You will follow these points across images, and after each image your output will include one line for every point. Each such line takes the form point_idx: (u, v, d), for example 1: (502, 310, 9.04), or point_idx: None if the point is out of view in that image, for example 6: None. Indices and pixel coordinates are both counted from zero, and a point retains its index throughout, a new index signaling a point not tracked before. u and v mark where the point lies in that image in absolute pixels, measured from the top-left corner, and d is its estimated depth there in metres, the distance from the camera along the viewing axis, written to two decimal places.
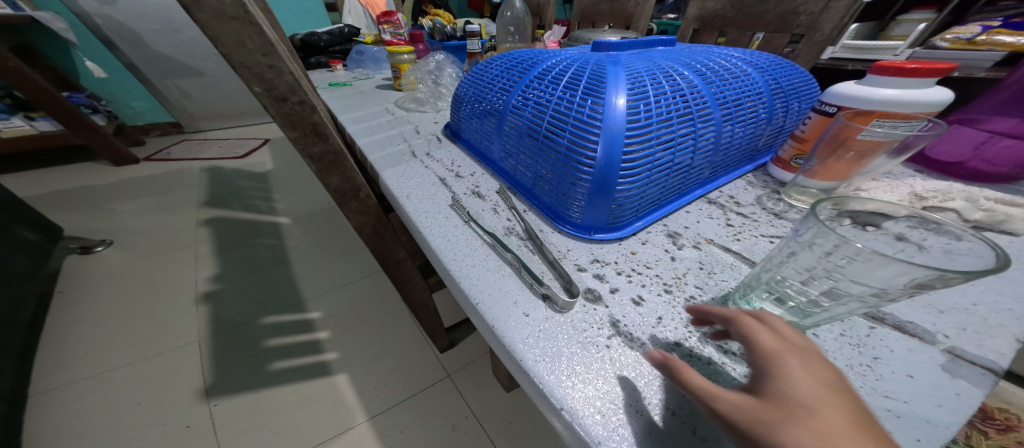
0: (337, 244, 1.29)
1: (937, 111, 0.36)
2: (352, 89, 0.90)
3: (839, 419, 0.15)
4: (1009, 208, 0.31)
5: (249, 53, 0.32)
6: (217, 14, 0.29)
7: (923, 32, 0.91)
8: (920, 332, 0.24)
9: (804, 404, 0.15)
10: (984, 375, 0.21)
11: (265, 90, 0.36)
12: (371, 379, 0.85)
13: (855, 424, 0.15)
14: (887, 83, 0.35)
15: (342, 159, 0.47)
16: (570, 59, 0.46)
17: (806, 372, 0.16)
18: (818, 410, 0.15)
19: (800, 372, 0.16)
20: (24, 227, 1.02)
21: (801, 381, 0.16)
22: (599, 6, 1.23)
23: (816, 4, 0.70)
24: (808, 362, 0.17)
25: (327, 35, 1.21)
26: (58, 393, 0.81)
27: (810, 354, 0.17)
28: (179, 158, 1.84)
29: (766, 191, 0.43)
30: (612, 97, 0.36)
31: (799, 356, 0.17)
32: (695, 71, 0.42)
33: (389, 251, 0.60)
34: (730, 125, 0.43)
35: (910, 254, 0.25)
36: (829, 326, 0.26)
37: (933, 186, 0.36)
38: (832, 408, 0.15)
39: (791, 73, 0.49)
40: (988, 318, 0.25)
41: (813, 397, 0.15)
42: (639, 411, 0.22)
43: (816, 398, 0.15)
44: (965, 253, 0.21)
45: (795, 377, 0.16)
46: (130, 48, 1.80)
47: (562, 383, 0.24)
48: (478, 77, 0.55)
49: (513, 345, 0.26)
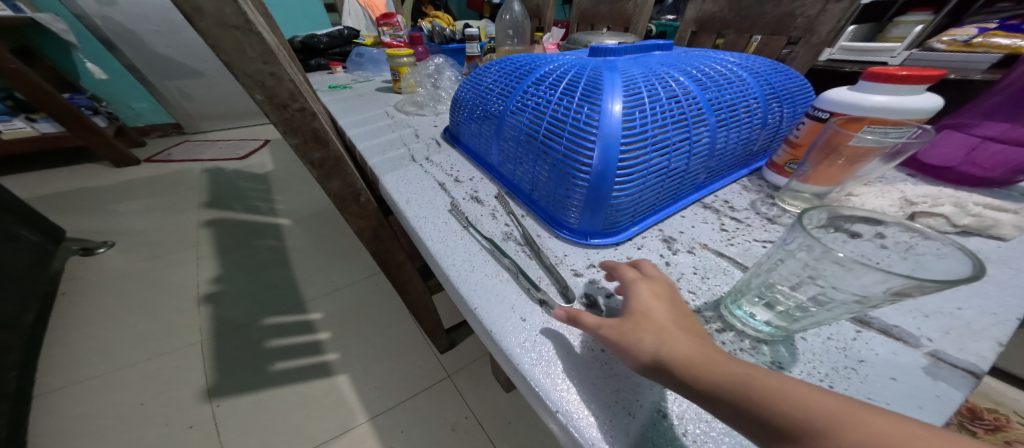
0: (337, 245, 1.30)
1: (928, 118, 0.36)
2: (352, 92, 0.90)
3: (662, 316, 0.22)
4: (997, 214, 0.32)
5: (250, 61, 0.33)
6: (219, 23, 0.29)
7: (920, 34, 0.91)
8: (905, 335, 0.25)
9: (644, 312, 0.23)
10: (963, 377, 0.22)
11: (267, 97, 0.36)
12: (371, 380, 0.86)
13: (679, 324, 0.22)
14: (879, 89, 0.35)
15: (343, 164, 0.47)
16: (568, 65, 0.46)
17: (647, 292, 0.24)
18: (649, 311, 0.22)
19: (643, 292, 0.24)
20: (27, 229, 1.03)
21: (642, 296, 0.24)
22: (597, 8, 1.23)
23: (813, 7, 0.71)
24: (650, 286, 0.25)
25: (326, 37, 1.21)
26: (62, 393, 0.82)
27: (655, 283, 0.25)
28: (179, 159, 1.84)
29: (760, 196, 0.43)
30: (608, 103, 0.37)
31: (647, 284, 0.25)
32: (691, 77, 0.43)
33: (389, 254, 0.61)
34: (725, 131, 0.43)
35: (892, 260, 0.26)
36: (817, 330, 0.26)
37: (923, 192, 0.37)
38: (659, 310, 0.23)
39: (786, 78, 0.49)
40: (972, 322, 0.26)
41: (647, 304, 0.23)
42: (632, 413, 0.23)
43: (649, 305, 0.23)
44: (947, 261, 0.21)
45: (640, 294, 0.24)
46: (130, 49, 1.80)
47: (558, 386, 0.25)
48: (477, 82, 0.55)
49: (510, 350, 0.27)
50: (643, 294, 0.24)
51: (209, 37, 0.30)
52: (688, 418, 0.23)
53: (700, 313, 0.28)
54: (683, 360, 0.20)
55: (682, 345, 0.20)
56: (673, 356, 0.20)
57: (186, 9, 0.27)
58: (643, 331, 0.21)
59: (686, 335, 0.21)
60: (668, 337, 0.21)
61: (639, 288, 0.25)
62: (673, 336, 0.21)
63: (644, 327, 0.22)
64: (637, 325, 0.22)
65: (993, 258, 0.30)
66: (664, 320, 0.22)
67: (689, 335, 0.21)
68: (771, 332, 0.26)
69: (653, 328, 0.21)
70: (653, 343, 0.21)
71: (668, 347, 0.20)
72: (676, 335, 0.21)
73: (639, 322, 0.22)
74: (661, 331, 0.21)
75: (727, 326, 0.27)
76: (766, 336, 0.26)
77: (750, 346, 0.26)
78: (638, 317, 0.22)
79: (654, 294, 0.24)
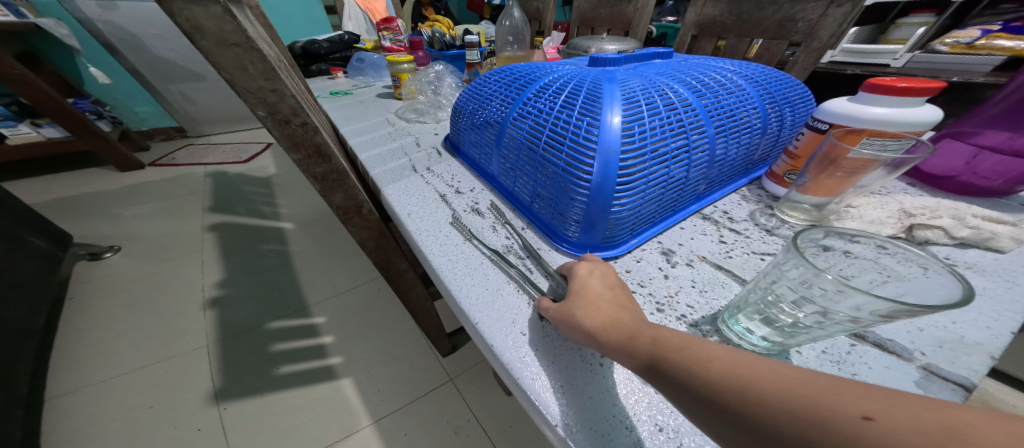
0: (340, 248, 1.31)
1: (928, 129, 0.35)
2: (354, 98, 0.91)
3: (591, 292, 0.27)
4: (996, 226, 0.32)
5: (252, 78, 0.33)
6: (220, 41, 0.29)
7: (922, 35, 0.93)
8: (899, 349, 0.25)
9: (578, 290, 0.28)
10: (953, 391, 0.22)
11: (269, 113, 0.37)
12: (375, 383, 0.87)
13: (606, 295, 0.27)
14: (879, 101, 0.35)
15: (345, 177, 0.48)
16: (568, 75, 0.46)
17: (584, 275, 0.29)
18: (580, 288, 0.28)
19: (580, 276, 0.29)
20: (34, 235, 1.04)
21: (578, 280, 0.29)
22: (598, 11, 1.23)
23: (813, 12, 0.71)
24: (589, 270, 0.30)
25: (327, 43, 1.22)
26: (72, 397, 0.83)
27: (594, 267, 0.30)
28: (183, 163, 1.86)
29: (759, 206, 0.44)
30: (607, 115, 0.37)
31: (587, 269, 0.30)
32: (689, 87, 0.43)
33: (391, 262, 0.62)
34: (725, 140, 0.43)
35: (879, 284, 0.26)
36: (812, 343, 0.27)
37: (921, 203, 0.36)
38: (590, 284, 0.28)
39: (785, 85, 0.49)
40: (965, 336, 0.26)
41: (579, 281, 0.29)
42: (629, 427, 0.24)
43: (583, 284, 0.28)
44: (932, 284, 0.22)
45: (579, 274, 0.30)
46: (133, 53, 1.81)
47: (557, 399, 0.25)
48: (477, 91, 0.56)
49: (510, 364, 0.27)
50: (582, 277, 0.29)
51: (211, 56, 0.30)
52: (683, 432, 0.24)
53: (697, 327, 0.29)
54: (600, 324, 0.24)
55: (599, 312, 0.25)
56: (594, 321, 0.25)
57: (189, 29, 0.28)
58: (577, 306, 0.26)
59: (608, 304, 0.26)
60: (591, 308, 0.26)
61: (580, 273, 0.30)
62: (595, 306, 0.26)
63: (574, 302, 0.27)
64: (572, 301, 0.27)
65: (988, 271, 0.30)
66: (590, 295, 0.27)
67: (610, 303, 0.26)
68: (768, 346, 0.26)
69: (582, 302, 0.26)
70: (581, 314, 0.26)
71: (591, 315, 0.25)
72: (597, 304, 0.26)
73: (572, 299, 0.27)
74: (587, 304, 0.26)
75: (724, 340, 0.28)
76: (762, 351, 0.26)
77: None
78: (573, 296, 0.28)
79: (589, 276, 0.29)
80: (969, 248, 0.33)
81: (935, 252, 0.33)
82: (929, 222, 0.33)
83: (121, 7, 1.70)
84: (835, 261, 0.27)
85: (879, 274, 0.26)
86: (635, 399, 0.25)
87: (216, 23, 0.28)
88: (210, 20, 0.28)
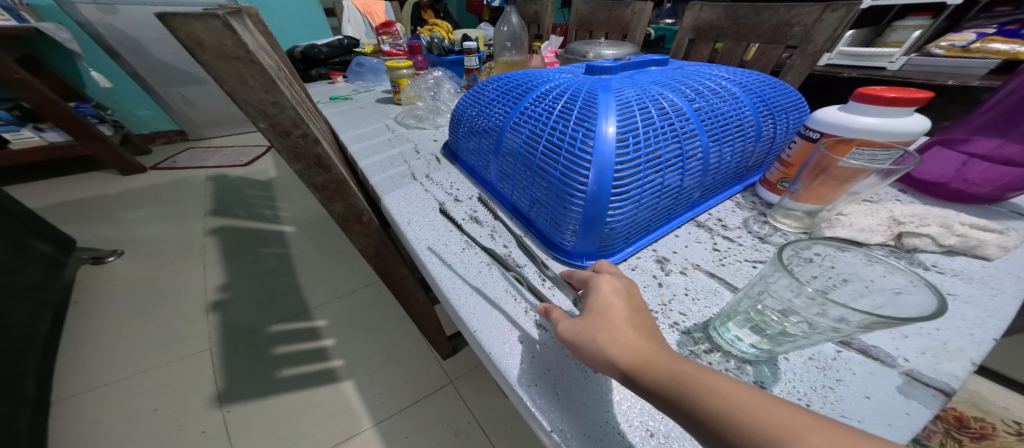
0: (341, 251, 1.32)
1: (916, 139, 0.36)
2: (353, 104, 0.91)
3: (617, 314, 0.24)
4: (982, 234, 0.33)
5: (252, 90, 0.34)
6: (219, 55, 0.30)
7: (918, 39, 0.93)
8: (883, 355, 0.26)
9: (601, 312, 0.25)
10: (934, 395, 0.23)
11: (270, 125, 0.38)
12: (376, 386, 0.88)
13: (633, 319, 0.24)
14: (869, 110, 0.35)
15: (345, 187, 0.48)
16: (565, 84, 0.47)
17: (607, 291, 0.26)
18: (604, 312, 0.25)
19: (605, 290, 0.27)
20: (38, 239, 1.05)
21: (596, 298, 0.26)
22: (596, 15, 1.24)
23: (809, 16, 0.72)
24: (611, 284, 0.27)
25: (327, 47, 1.22)
26: (78, 400, 0.84)
27: (616, 280, 0.28)
28: (184, 166, 1.87)
29: (752, 213, 0.44)
30: (603, 125, 0.38)
31: (610, 282, 0.27)
32: (684, 95, 0.44)
33: (391, 268, 0.63)
34: (719, 148, 0.44)
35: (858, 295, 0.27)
36: (799, 350, 0.28)
37: (911, 211, 0.36)
38: (616, 308, 0.25)
39: (779, 93, 0.50)
40: (948, 342, 0.26)
41: (603, 301, 0.26)
42: (621, 433, 0.24)
43: (606, 301, 0.26)
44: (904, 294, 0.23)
45: (602, 290, 0.27)
46: (133, 56, 1.82)
47: (552, 407, 0.26)
48: (476, 99, 0.56)
49: (507, 371, 0.28)
50: (604, 294, 0.26)
51: (212, 69, 0.31)
52: (673, 437, 0.24)
53: (689, 334, 0.30)
54: (632, 357, 0.22)
55: (632, 342, 0.22)
56: (622, 352, 0.22)
57: (188, 43, 0.28)
58: (597, 329, 0.24)
59: (637, 331, 0.23)
60: (618, 336, 0.23)
61: (603, 287, 0.27)
62: (626, 335, 0.23)
63: (596, 326, 0.24)
64: (592, 323, 0.24)
65: (975, 278, 0.31)
66: (618, 318, 0.24)
67: (638, 331, 0.23)
68: (757, 353, 0.27)
69: (606, 326, 0.24)
70: (607, 342, 0.23)
71: (619, 345, 0.23)
72: (627, 331, 0.23)
73: (593, 320, 0.25)
74: (615, 331, 0.23)
75: (714, 347, 0.28)
76: (751, 357, 0.27)
77: (735, 366, 0.27)
78: (593, 315, 0.25)
79: (614, 292, 0.26)
80: (956, 255, 0.33)
81: (923, 260, 0.33)
82: (918, 230, 0.34)
83: (121, 10, 1.70)
84: (819, 266, 0.28)
85: (860, 285, 0.27)
86: (628, 405, 0.26)
87: (215, 37, 0.29)
88: (210, 35, 0.29)
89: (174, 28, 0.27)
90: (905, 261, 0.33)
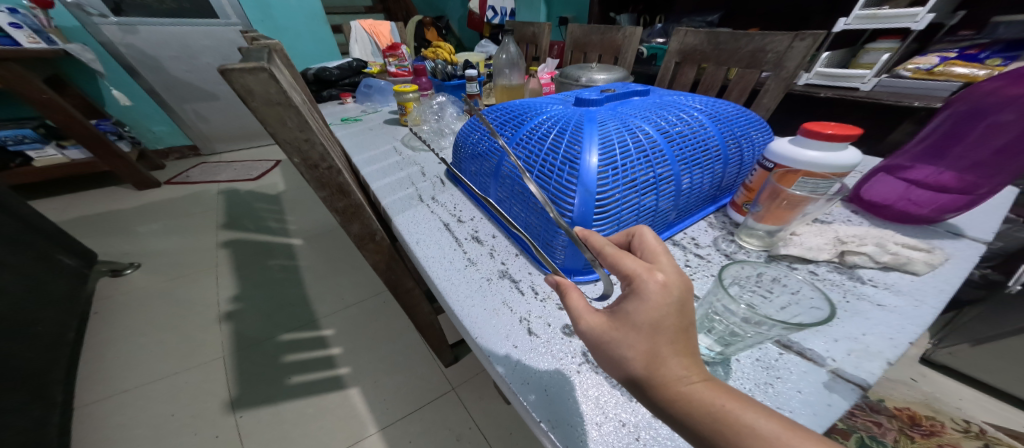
0: (347, 262, 1.38)
1: (843, 173, 0.41)
2: (363, 125, 0.98)
3: (655, 332, 0.24)
4: (911, 252, 0.38)
5: (289, 130, 0.40)
6: (266, 101, 0.36)
7: (886, 61, 0.98)
8: (815, 356, 0.31)
9: (638, 329, 0.24)
10: (853, 390, 0.28)
11: (302, 159, 0.44)
12: (381, 392, 0.92)
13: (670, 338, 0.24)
14: (812, 144, 0.40)
15: (362, 210, 0.54)
16: (556, 117, 0.53)
17: (657, 307, 0.24)
18: (642, 330, 0.24)
19: (653, 303, 0.24)
20: (63, 253, 1.11)
21: (640, 314, 0.24)
22: (589, 37, 1.33)
23: (781, 43, 0.79)
24: (663, 293, 0.24)
25: (338, 70, 1.32)
26: (100, 406, 0.89)
27: (669, 287, 0.24)
28: (197, 181, 1.95)
29: (722, 232, 0.50)
30: (587, 158, 0.44)
31: (661, 288, 0.24)
32: (660, 128, 0.49)
33: (400, 281, 0.68)
34: (690, 175, 0.50)
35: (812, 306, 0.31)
36: (749, 353, 0.33)
37: (853, 233, 0.42)
38: (657, 328, 0.24)
39: (746, 123, 0.56)
40: (870, 345, 0.31)
41: (647, 318, 0.24)
42: (598, 422, 0.29)
43: (649, 315, 0.24)
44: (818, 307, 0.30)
45: (649, 307, 0.24)
46: (151, 74, 1.91)
47: (541, 401, 0.31)
48: (478, 127, 0.62)
49: (504, 370, 0.33)
50: (651, 308, 0.24)
51: (259, 113, 0.37)
52: (642, 426, 0.29)
53: None
54: (656, 378, 0.23)
55: (664, 369, 0.23)
56: (647, 371, 0.24)
57: (242, 92, 0.34)
58: (625, 345, 0.24)
59: (676, 357, 0.23)
60: (649, 355, 0.24)
61: (652, 298, 0.24)
62: (664, 360, 0.23)
63: (626, 341, 0.24)
64: (622, 337, 0.24)
65: (902, 290, 0.36)
66: (657, 338, 0.24)
67: (676, 353, 0.24)
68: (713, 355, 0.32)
69: (636, 342, 0.24)
70: (635, 360, 0.24)
71: (645, 365, 0.24)
72: (663, 356, 0.23)
73: (627, 334, 0.24)
74: (649, 354, 0.24)
75: None
76: (708, 358, 0.32)
77: None
78: (629, 329, 0.24)
79: (665, 308, 0.24)
80: (890, 270, 0.39)
81: (860, 275, 0.39)
82: (857, 249, 0.39)
83: (141, 30, 1.80)
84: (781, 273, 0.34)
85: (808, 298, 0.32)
86: (605, 400, 0.31)
87: (263, 87, 0.35)
88: (258, 85, 0.34)
89: (232, 82, 0.33)
90: (845, 276, 0.39)
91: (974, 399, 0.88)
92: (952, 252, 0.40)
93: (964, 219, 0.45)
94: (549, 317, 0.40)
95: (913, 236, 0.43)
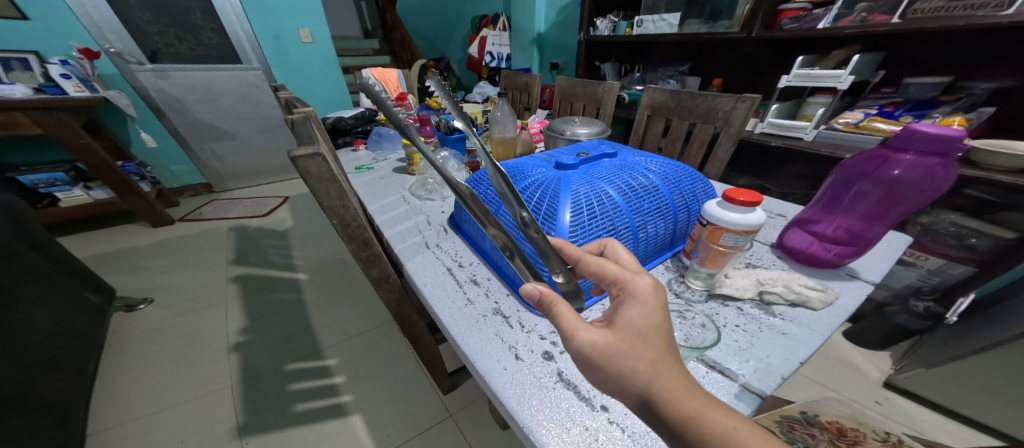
0: (351, 294, 1.47)
1: (753, 229, 0.50)
2: (374, 174, 1.11)
3: (657, 338, 0.34)
4: (811, 291, 0.50)
5: (332, 199, 0.52)
6: (319, 178, 0.48)
7: (823, 114, 1.13)
8: (733, 373, 0.41)
9: (645, 336, 0.34)
10: (755, 397, 0.38)
11: (339, 220, 0.55)
12: (382, 419, 0.98)
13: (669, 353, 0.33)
14: (731, 207, 0.51)
15: (380, 258, 0.65)
16: (540, 181, 0.64)
17: (655, 311, 0.35)
18: (647, 337, 0.34)
19: (649, 303, 0.36)
20: (88, 289, 1.19)
21: (640, 316, 0.35)
22: (575, 90, 1.51)
23: (728, 104, 0.96)
24: (655, 297, 0.36)
25: (352, 120, 1.49)
26: (112, 434, 0.94)
27: (652, 288, 0.37)
28: (209, 218, 2.06)
29: (675, 275, 0.61)
30: (561, 219, 0.56)
31: (648, 290, 0.37)
32: (621, 190, 0.62)
33: (406, 316, 0.78)
34: (648, 229, 0.61)
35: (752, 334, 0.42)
36: (697, 365, 0.43)
37: (772, 276, 0.54)
38: (658, 338, 0.34)
39: (693, 183, 0.69)
40: (774, 364, 0.42)
41: (648, 320, 0.35)
42: (567, 427, 0.39)
43: (650, 320, 0.35)
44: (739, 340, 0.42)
45: (649, 308, 0.36)
46: (176, 116, 2.09)
47: (524, 412, 0.40)
48: (477, 183, 0.74)
49: (496, 387, 0.43)
50: (651, 311, 0.35)
51: (313, 187, 0.49)
52: (602, 431, 0.39)
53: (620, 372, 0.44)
54: (666, 395, 0.31)
55: (671, 382, 0.31)
56: (656, 389, 0.31)
57: (303, 173, 0.47)
58: (636, 357, 0.33)
59: (675, 368, 0.32)
60: (655, 371, 0.32)
61: (649, 301, 0.36)
62: (668, 377, 0.32)
63: (635, 352, 0.33)
64: (634, 350, 0.33)
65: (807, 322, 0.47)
66: (658, 346, 0.33)
67: (673, 364, 0.33)
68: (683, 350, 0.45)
69: (644, 353, 0.33)
70: (648, 377, 0.32)
71: (654, 384, 0.32)
72: (665, 366, 0.32)
73: (634, 345, 0.34)
74: (652, 364, 0.32)
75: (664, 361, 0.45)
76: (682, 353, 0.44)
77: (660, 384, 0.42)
78: (637, 341, 0.34)
79: (660, 311, 0.35)
80: (805, 304, 0.50)
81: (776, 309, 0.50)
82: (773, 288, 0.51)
83: (173, 76, 2.00)
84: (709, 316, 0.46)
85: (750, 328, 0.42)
86: (572, 409, 0.41)
87: (319, 168, 0.47)
88: (315, 167, 0.47)
89: (299, 166, 0.45)
90: (764, 311, 0.50)
91: (934, 421, 0.95)
92: (845, 290, 0.51)
93: (863, 261, 0.56)
94: (534, 345, 0.50)
95: (816, 278, 0.54)
